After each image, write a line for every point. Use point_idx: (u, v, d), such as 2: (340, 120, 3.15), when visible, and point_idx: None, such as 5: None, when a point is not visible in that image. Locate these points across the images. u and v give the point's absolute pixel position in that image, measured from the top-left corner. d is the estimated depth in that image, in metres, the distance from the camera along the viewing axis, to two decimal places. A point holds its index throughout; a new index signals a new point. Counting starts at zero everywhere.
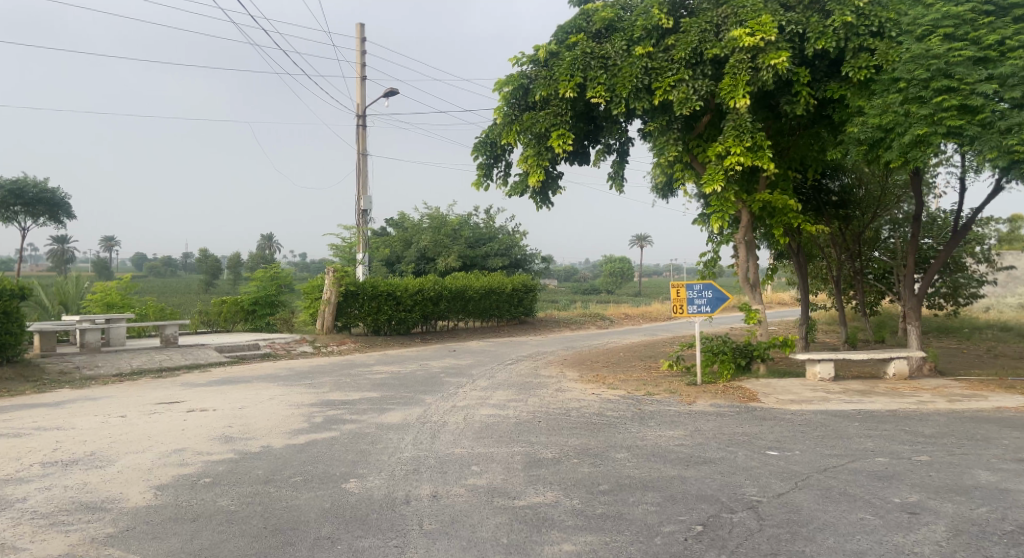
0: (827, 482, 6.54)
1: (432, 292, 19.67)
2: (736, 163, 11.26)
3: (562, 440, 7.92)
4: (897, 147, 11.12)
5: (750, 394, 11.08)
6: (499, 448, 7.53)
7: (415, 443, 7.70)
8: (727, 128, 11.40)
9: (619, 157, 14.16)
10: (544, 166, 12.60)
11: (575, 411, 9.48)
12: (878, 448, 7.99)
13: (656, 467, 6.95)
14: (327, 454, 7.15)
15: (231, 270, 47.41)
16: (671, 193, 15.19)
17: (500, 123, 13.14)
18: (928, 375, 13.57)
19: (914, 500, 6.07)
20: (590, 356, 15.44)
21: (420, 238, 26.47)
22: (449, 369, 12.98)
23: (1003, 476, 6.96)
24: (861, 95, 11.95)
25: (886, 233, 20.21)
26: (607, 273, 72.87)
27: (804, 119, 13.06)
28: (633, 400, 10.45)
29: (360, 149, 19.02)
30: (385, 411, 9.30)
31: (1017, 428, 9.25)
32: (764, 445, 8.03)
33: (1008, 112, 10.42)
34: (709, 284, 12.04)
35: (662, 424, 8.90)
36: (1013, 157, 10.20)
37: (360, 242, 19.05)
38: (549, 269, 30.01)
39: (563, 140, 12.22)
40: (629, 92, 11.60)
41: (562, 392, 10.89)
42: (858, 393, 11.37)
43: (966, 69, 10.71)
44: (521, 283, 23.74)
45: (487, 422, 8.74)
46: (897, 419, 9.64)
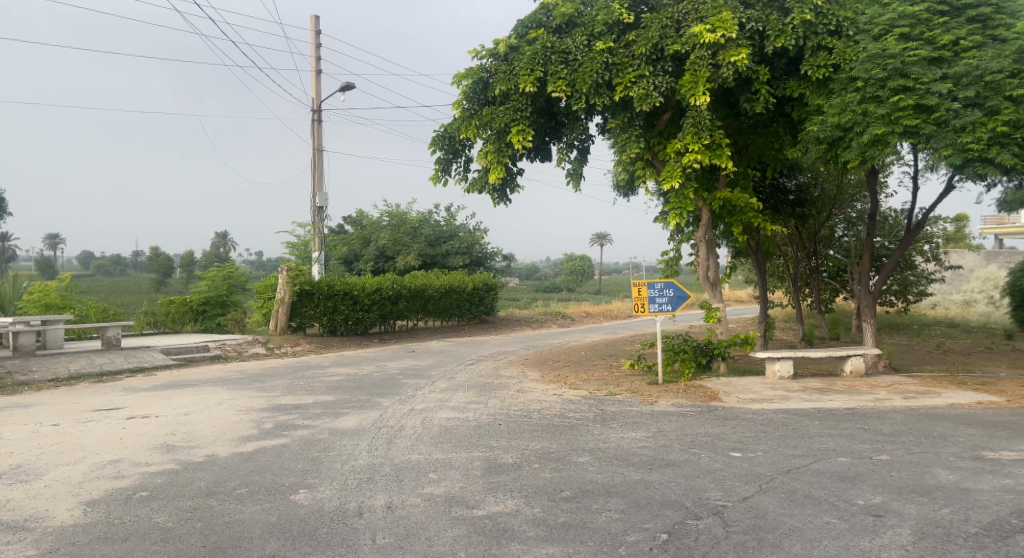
0: (791, 485, 6.45)
1: (391, 291, 19.32)
2: (694, 160, 11.15)
3: (523, 444, 7.71)
4: (855, 147, 11.15)
5: (711, 393, 11.01)
6: (457, 453, 7.29)
7: (370, 449, 7.42)
8: (686, 125, 11.30)
9: (579, 154, 14.01)
10: (504, 163, 12.35)
11: (536, 413, 9.27)
12: (840, 447, 7.95)
13: (619, 471, 6.79)
14: (277, 463, 6.83)
15: (184, 268, 46.27)
16: (631, 191, 15.11)
17: (458, 118, 12.86)
18: (883, 371, 13.83)
19: (877, 502, 6.00)
20: (551, 356, 15.25)
21: (378, 236, 26.06)
22: (407, 371, 12.67)
23: (963, 475, 6.96)
24: (819, 93, 11.97)
25: (841, 231, 20.44)
26: (568, 271, 73.17)
27: (763, 118, 13.04)
28: (594, 400, 10.29)
29: (315, 145, 18.54)
30: (340, 415, 8.98)
31: (972, 425, 9.35)
32: (727, 446, 7.94)
33: (962, 112, 10.53)
34: (671, 282, 11.94)
35: (625, 425, 8.75)
36: (968, 155, 10.32)
37: (316, 239, 18.59)
38: (510, 267, 29.81)
39: (523, 136, 11.99)
40: (590, 88, 11.43)
41: (523, 393, 10.68)
42: (817, 391, 11.41)
43: (921, 69, 10.79)
44: (481, 282, 23.48)
45: (445, 426, 8.48)
46: (856, 417, 9.66)
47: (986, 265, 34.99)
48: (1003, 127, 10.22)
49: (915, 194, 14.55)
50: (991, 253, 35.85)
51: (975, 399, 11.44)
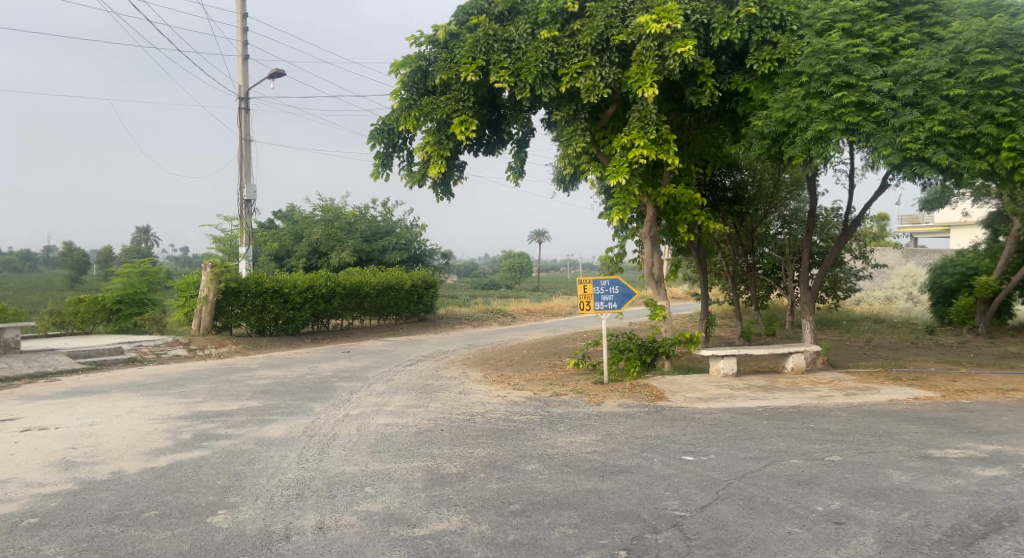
0: (748, 491, 6.17)
1: (324, 288, 18.54)
2: (641, 156, 10.84)
3: (466, 452, 7.24)
4: (799, 143, 11.02)
5: (657, 392, 10.76)
6: (396, 464, 6.77)
7: (300, 461, 6.82)
8: (632, 119, 11.00)
9: (521, 148, 13.59)
10: (444, 156, 11.82)
11: (478, 416, 8.81)
12: (791, 448, 7.74)
13: (570, 480, 6.41)
14: (193, 480, 6.28)
15: (102, 265, 44.00)
16: (573, 185, 14.80)
17: (397, 109, 12.26)
18: (821, 368, 13.86)
19: (837, 507, 5.73)
20: (493, 355, 14.78)
21: (311, 232, 25.11)
22: (341, 372, 12.00)
23: (916, 474, 6.79)
24: (764, 88, 11.84)
25: (776, 228, 20.61)
26: (506, 269, 73.04)
27: (706, 112, 12.88)
28: (539, 402, 9.89)
29: (243, 135, 17.60)
30: (267, 423, 8.31)
31: (916, 421, 9.31)
32: (678, 449, 7.64)
33: (901, 111, 10.53)
34: (616, 279, 11.67)
35: (572, 428, 8.36)
36: (906, 154, 10.30)
37: (243, 233, 17.65)
38: (448, 264, 29.24)
39: (466, 127, 11.49)
40: (535, 78, 11.02)
41: (464, 395, 10.20)
42: (761, 389, 11.30)
43: (863, 65, 10.77)
44: (420, 279, 22.85)
45: (382, 433, 7.91)
46: (802, 415, 9.51)
47: (908, 262, 36.32)
48: (940, 127, 10.24)
49: (850, 192, 14.68)
50: (912, 251, 37.31)
51: (912, 394, 11.49)
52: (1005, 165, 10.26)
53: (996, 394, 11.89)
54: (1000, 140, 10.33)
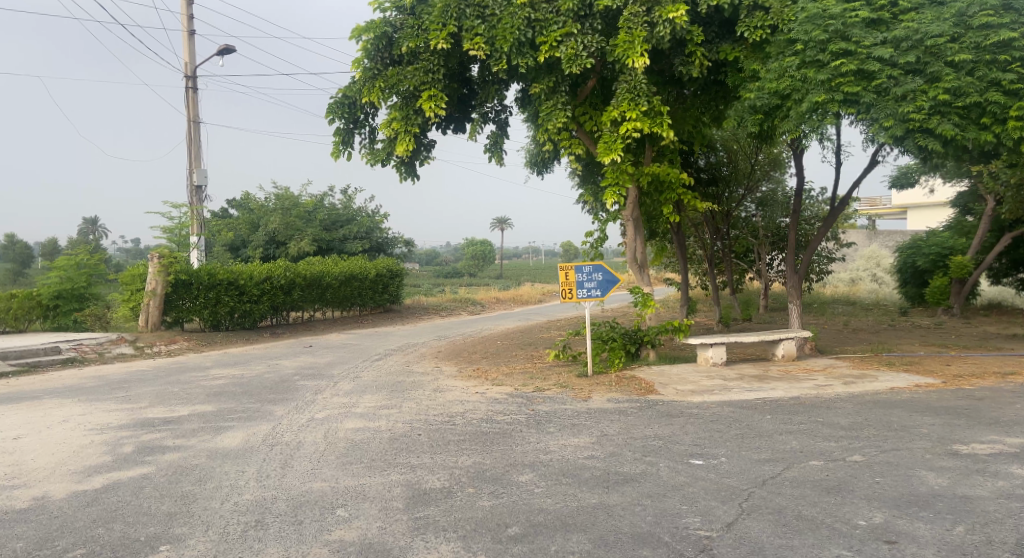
0: (775, 503, 5.49)
1: (283, 279, 17.47)
2: (633, 130, 10.08)
3: (449, 460, 6.34)
4: (794, 115, 10.47)
5: (646, 385, 10.00)
6: (371, 478, 5.88)
7: (258, 478, 5.88)
8: (620, 91, 10.22)
9: (497, 128, 12.72)
10: (413, 133, 10.89)
11: (458, 417, 7.94)
12: (806, 448, 7.10)
13: (571, 493, 5.61)
14: (131, 506, 5.32)
15: (45, 257, 42.05)
16: (547, 167, 14.03)
17: (359, 80, 11.25)
18: (810, 354, 13.31)
19: (880, 522, 5.19)
20: (466, 347, 13.89)
21: (268, 221, 23.85)
22: (303, 370, 11.03)
23: (952, 478, 6.35)
24: (754, 57, 11.27)
25: (751, 210, 20.00)
26: (469, 257, 72.01)
27: (693, 86, 12.23)
28: (522, 398, 9.04)
29: (191, 116, 16.35)
30: (221, 430, 7.33)
31: (927, 413, 9.03)
32: (684, 451, 6.88)
33: (902, 79, 10.20)
34: (599, 265, 10.87)
35: (563, 429, 7.54)
36: (909, 125, 9.98)
37: (193, 222, 16.38)
38: (411, 251, 28.18)
39: (435, 102, 10.60)
40: (511, 47, 10.14)
41: (440, 393, 9.28)
42: (755, 380, 10.64)
43: (862, 31, 10.38)
44: (385, 268, 21.89)
45: (353, 440, 6.94)
46: (807, 408, 8.92)
47: (871, 243, 36.50)
48: (944, 95, 9.98)
49: (837, 170, 14.18)
50: (875, 233, 37.51)
51: (911, 382, 11.12)
52: (1011, 135, 10.06)
53: (995, 380, 11.86)
54: (1006, 109, 10.11)
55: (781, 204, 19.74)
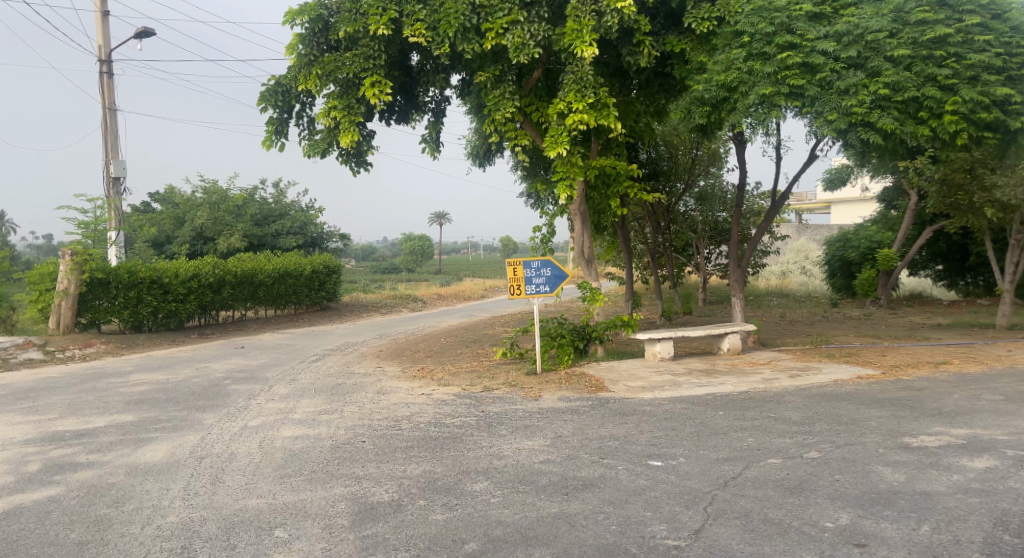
0: (740, 506, 5.30)
1: (212, 276, 16.61)
2: (580, 123, 9.82)
3: (398, 469, 5.94)
4: (740, 107, 10.43)
5: (596, 382, 9.76)
6: (313, 492, 5.42)
7: (186, 496, 5.35)
8: (567, 82, 9.95)
9: (436, 118, 12.28)
10: (355, 123, 10.37)
11: (404, 420, 7.52)
12: (763, 445, 6.97)
13: (529, 503, 5.28)
14: (37, 535, 4.73)
15: None
16: (490, 160, 13.68)
17: (294, 67, 10.65)
18: (754, 347, 13.35)
19: (848, 523, 5.06)
20: (408, 346, 13.41)
21: (194, 216, 22.75)
22: (235, 373, 10.38)
23: (908, 472, 6.32)
24: (701, 49, 11.20)
25: (691, 205, 20.01)
26: (407, 252, 71.06)
27: (638, 78, 12.08)
28: (471, 399, 8.67)
29: (106, 103, 15.34)
30: (143, 443, 6.72)
31: (873, 405, 9.07)
32: (641, 452, 6.64)
33: (844, 73, 10.24)
34: (548, 260, 10.60)
35: (516, 431, 7.21)
36: (852, 119, 10.06)
37: (111, 217, 15.41)
38: (346, 247, 27.41)
39: (379, 89, 10.10)
40: (456, 33, 9.73)
41: (383, 395, 8.80)
42: (704, 374, 10.54)
43: (805, 25, 10.43)
44: (321, 264, 21.13)
45: (290, 450, 6.42)
46: (757, 403, 8.84)
47: (801, 237, 37.43)
48: (885, 90, 10.12)
49: (778, 164, 14.31)
50: (805, 226, 38.49)
51: (853, 373, 11.27)
52: (948, 128, 10.57)
53: (930, 369, 12.17)
54: (942, 104, 10.66)
55: (720, 198, 19.86)
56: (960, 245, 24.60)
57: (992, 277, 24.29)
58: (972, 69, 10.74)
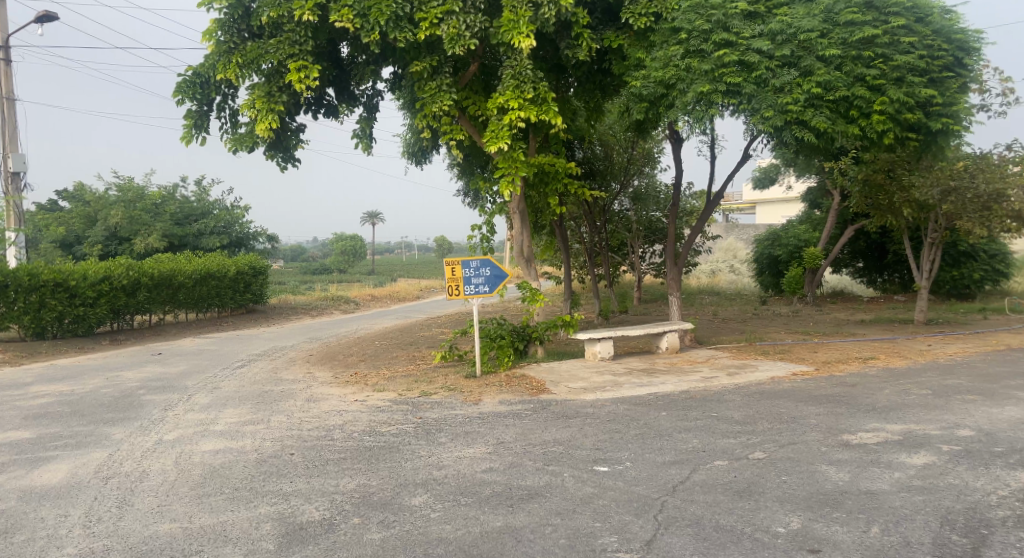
0: (691, 513, 5.12)
1: (125, 278, 15.66)
2: (519, 118, 9.57)
3: (330, 483, 5.53)
4: (679, 104, 10.37)
5: (537, 384, 9.51)
6: (235, 513, 4.97)
7: (88, 523, 4.81)
8: (505, 76, 9.69)
9: (368, 113, 11.84)
10: (277, 113, 9.83)
11: (336, 430, 7.09)
12: (708, 446, 6.84)
13: (472, 517, 4.97)
14: None
15: None
16: (425, 158, 13.30)
17: (213, 54, 10.04)
18: (691, 345, 13.37)
19: (799, 528, 4.93)
20: (340, 350, 12.88)
21: (108, 214, 21.52)
22: (149, 382, 9.69)
23: (852, 471, 6.29)
24: (638, 46, 11.10)
25: (625, 205, 19.98)
26: (338, 253, 69.60)
27: (575, 73, 11.89)
28: (407, 405, 8.29)
29: (3, 92, 14.25)
30: (41, 463, 6.09)
31: (811, 402, 9.10)
32: (587, 457, 6.41)
33: (779, 71, 10.33)
34: (487, 260, 10.30)
35: (456, 438, 6.87)
36: (787, 117, 10.15)
37: (9, 216, 14.36)
38: (274, 247, 26.47)
39: (304, 76, 9.58)
40: (388, 21, 9.34)
41: (313, 403, 8.32)
42: (644, 374, 10.43)
43: (741, 23, 10.45)
44: (246, 265, 20.27)
45: (210, 466, 5.92)
46: (699, 403, 8.75)
47: (729, 236, 38.19)
48: (817, 89, 10.25)
49: (712, 162, 14.39)
50: (732, 225, 39.29)
51: (788, 370, 11.37)
52: (876, 128, 10.81)
53: (859, 364, 12.42)
54: (870, 104, 10.87)
55: (653, 197, 19.90)
56: (879, 243, 25.49)
57: (907, 275, 25.12)
58: (898, 70, 10.96)
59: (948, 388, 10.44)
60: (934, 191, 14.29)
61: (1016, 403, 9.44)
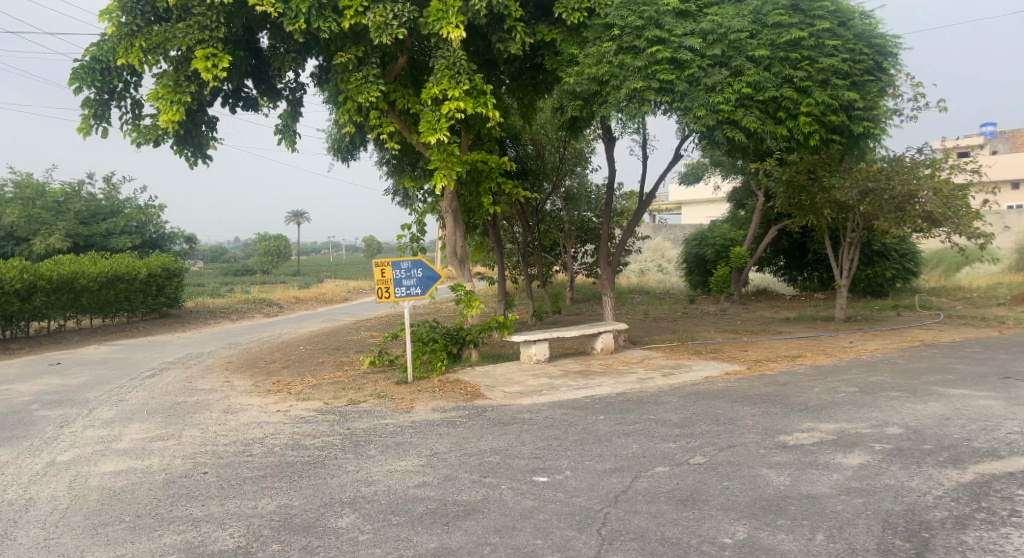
0: (635, 525, 4.90)
1: (20, 282, 14.55)
2: (453, 110, 9.23)
3: (248, 506, 5.07)
4: (612, 101, 10.22)
5: (472, 389, 9.19)
6: (137, 545, 4.47)
7: None
8: (438, 67, 9.34)
9: (291, 108, 11.27)
10: (184, 103, 9.22)
11: (256, 444, 6.59)
12: (648, 452, 6.66)
13: (404, 538, 4.62)
14: None
15: None
16: (351, 155, 12.81)
17: (114, 38, 9.35)
18: (625, 345, 13.30)
19: (745, 538, 4.77)
20: (262, 356, 12.22)
21: (4, 213, 20.08)
22: (45, 396, 8.91)
23: (792, 474, 6.21)
24: (571, 41, 10.93)
25: (558, 206, 19.81)
26: (262, 254, 67.47)
27: (507, 69, 11.63)
28: (334, 415, 7.83)
29: None
30: None
31: (745, 403, 9.07)
32: (526, 466, 6.13)
33: (710, 70, 10.31)
34: (419, 260, 9.91)
35: (386, 450, 6.47)
36: (719, 116, 10.14)
37: None
38: (191, 248, 25.29)
39: (214, 64, 9.00)
40: (310, 7, 8.87)
41: (230, 415, 7.76)
42: (580, 376, 10.23)
43: (673, 20, 10.41)
44: (158, 267, 19.21)
45: (110, 491, 5.37)
46: (636, 405, 8.60)
47: (656, 236, 38.68)
48: (748, 89, 10.29)
49: (644, 162, 14.37)
50: (660, 226, 39.79)
51: (722, 370, 11.39)
52: (803, 129, 10.94)
53: (789, 363, 12.58)
54: (797, 105, 10.99)
55: (585, 198, 19.79)
56: (800, 243, 26.20)
57: (825, 274, 25.96)
58: (823, 72, 11.10)
59: (874, 385, 10.63)
60: (853, 193, 14.60)
61: (938, 399, 9.66)
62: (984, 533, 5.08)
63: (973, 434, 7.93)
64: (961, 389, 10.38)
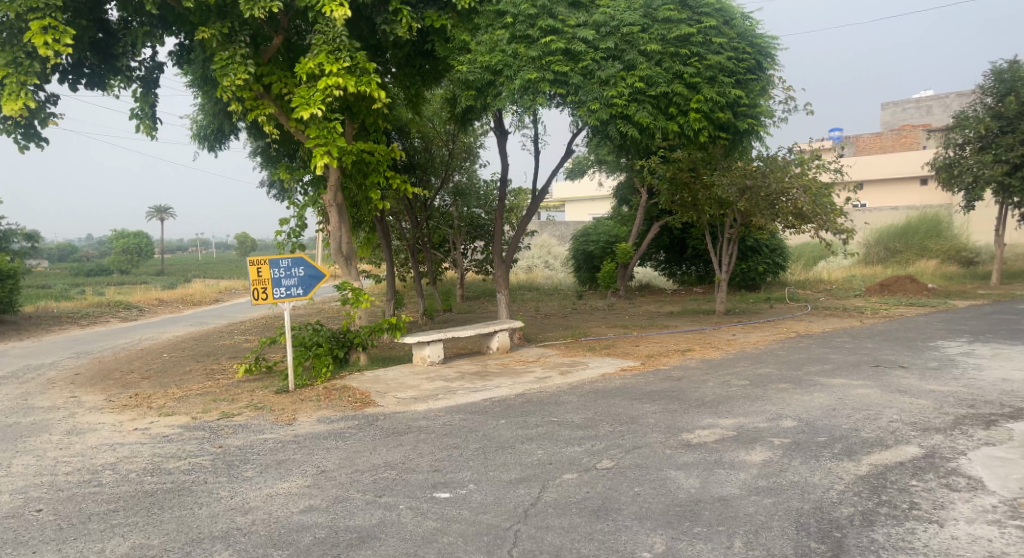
0: (548, 544, 4.51)
1: None
2: (332, 88, 8.60)
3: (93, 550, 4.29)
4: (505, 92, 9.82)
5: (361, 397, 8.56)
6: None
7: None
8: (316, 42, 8.69)
9: (146, 90, 10.19)
10: (13, 78, 8.17)
11: (108, 471, 5.72)
12: (553, 458, 6.30)
13: None
14: None
15: None
16: (219, 145, 11.77)
17: None
18: (519, 344, 12.99)
19: (664, 551, 4.49)
20: (119, 366, 10.99)
21: None
22: None
23: (700, 475, 6.03)
24: (462, 27, 10.42)
25: (446, 201, 19.32)
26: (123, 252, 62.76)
27: (394, 54, 10.97)
28: (204, 431, 7.02)
29: None
30: None
31: (643, 400, 8.93)
32: (425, 481, 5.62)
33: (603, 63, 10.17)
34: (300, 258, 9.18)
35: (266, 471, 5.79)
36: (612, 110, 10.04)
37: None
38: (34, 247, 22.88)
39: (50, 36, 8.01)
40: None
41: (77, 437, 6.78)
42: (475, 378, 9.79)
43: (566, 11, 10.26)
44: None
45: None
46: (534, 407, 8.26)
47: (541, 233, 38.85)
48: (640, 84, 10.21)
49: (536, 156, 14.12)
50: (544, 223, 39.98)
51: (617, 366, 11.31)
52: (693, 124, 10.99)
53: (679, 357, 12.68)
54: (688, 101, 11.03)
55: (473, 194, 19.42)
56: (680, 238, 27.02)
57: (703, 268, 26.93)
58: (711, 69, 11.08)
59: (762, 378, 10.81)
60: (732, 190, 14.97)
61: (822, 389, 9.90)
62: (892, 529, 5.04)
63: (859, 423, 8.09)
64: (840, 378, 10.73)
